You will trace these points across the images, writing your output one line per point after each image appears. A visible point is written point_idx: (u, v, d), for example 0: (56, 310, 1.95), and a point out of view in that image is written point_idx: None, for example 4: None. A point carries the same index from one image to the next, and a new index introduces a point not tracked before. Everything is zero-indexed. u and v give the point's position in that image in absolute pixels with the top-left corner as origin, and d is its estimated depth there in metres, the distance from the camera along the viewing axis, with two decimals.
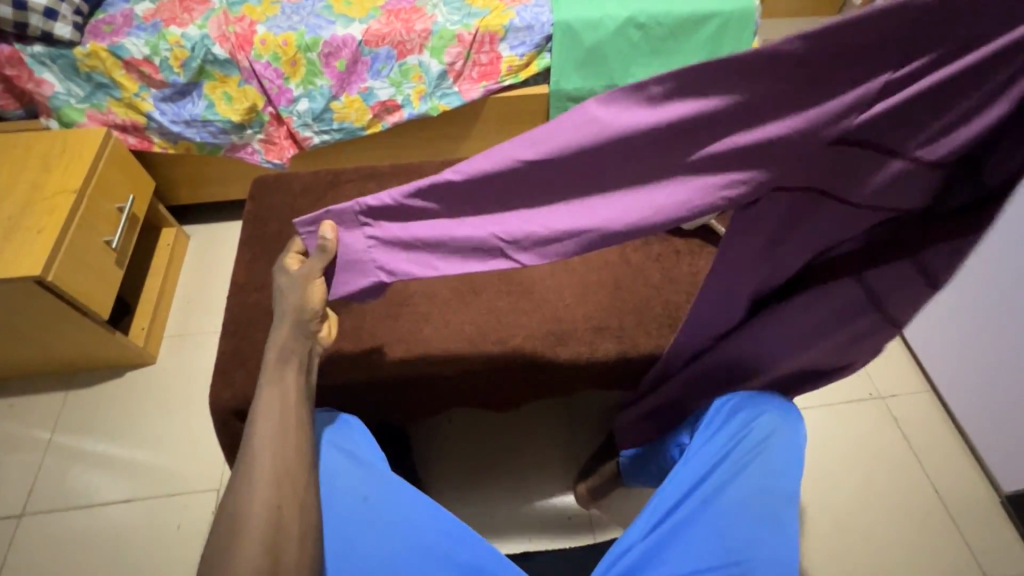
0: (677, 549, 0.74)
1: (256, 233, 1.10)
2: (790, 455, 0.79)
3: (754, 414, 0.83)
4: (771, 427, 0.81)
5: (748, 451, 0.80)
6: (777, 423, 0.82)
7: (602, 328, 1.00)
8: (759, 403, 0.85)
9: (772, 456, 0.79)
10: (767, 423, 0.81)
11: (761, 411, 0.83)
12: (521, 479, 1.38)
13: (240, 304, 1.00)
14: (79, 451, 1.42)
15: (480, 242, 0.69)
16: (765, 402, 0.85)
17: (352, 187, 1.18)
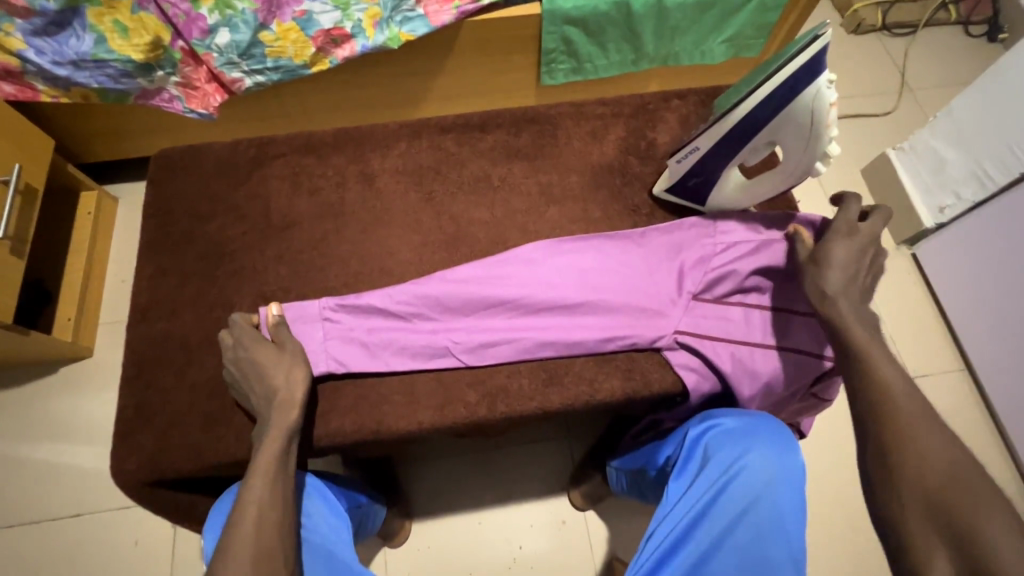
0: None
1: (161, 235, 0.85)
2: (786, 503, 0.69)
3: (740, 458, 0.72)
4: (759, 469, 0.71)
5: (737, 503, 0.70)
6: (767, 467, 0.71)
7: (606, 359, 0.79)
8: (742, 438, 0.73)
9: (765, 505, 0.69)
10: (755, 471, 0.70)
11: (748, 449, 0.72)
12: (507, 480, 1.28)
13: (145, 338, 0.78)
14: (15, 461, 1.27)
15: (434, 345, 0.77)
16: (754, 434, 0.73)
17: (285, 165, 0.91)
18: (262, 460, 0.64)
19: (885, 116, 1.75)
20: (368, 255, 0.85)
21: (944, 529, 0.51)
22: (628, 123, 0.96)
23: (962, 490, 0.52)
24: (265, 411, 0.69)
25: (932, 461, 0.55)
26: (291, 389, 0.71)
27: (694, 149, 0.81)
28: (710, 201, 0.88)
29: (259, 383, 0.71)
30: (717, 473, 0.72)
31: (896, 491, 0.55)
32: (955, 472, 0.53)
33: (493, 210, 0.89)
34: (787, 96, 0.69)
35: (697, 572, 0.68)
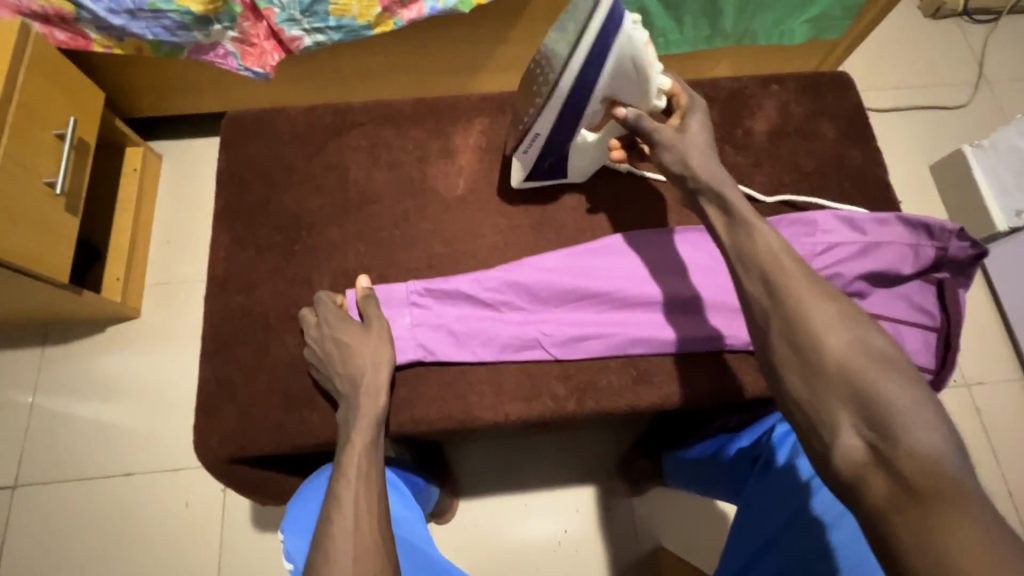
0: None
1: (235, 203, 0.82)
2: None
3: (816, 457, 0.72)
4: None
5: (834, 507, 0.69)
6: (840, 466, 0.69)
7: (700, 360, 0.76)
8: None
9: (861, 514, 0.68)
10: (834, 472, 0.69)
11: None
12: (554, 465, 1.28)
13: (222, 311, 0.76)
14: (65, 417, 1.28)
15: (524, 335, 0.74)
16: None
17: (363, 134, 0.86)
18: (354, 446, 0.64)
19: (957, 109, 1.67)
20: (452, 237, 0.81)
21: (850, 397, 0.47)
22: (722, 108, 0.91)
23: (861, 356, 0.48)
24: (351, 394, 0.68)
25: (829, 328, 0.50)
26: (376, 371, 0.69)
27: (536, 136, 0.71)
28: (571, 169, 0.80)
29: (345, 364, 0.69)
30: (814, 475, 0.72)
31: (796, 359, 0.50)
32: (856, 338, 0.49)
33: (582, 194, 0.84)
34: (605, 45, 0.61)
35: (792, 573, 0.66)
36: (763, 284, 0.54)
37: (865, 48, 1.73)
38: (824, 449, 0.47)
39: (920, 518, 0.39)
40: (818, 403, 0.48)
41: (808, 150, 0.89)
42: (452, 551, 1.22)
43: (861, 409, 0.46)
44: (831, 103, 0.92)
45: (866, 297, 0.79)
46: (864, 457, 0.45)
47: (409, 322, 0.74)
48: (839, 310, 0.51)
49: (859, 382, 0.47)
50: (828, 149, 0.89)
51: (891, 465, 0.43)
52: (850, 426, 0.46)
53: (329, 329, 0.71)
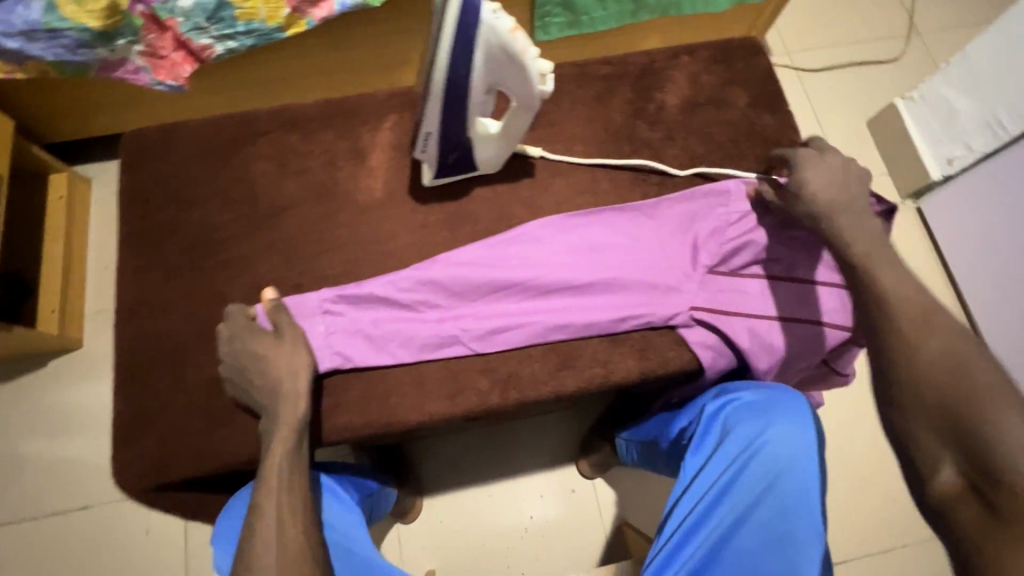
0: None
1: (140, 226, 0.79)
2: (808, 479, 0.69)
3: (759, 425, 0.72)
4: (783, 443, 0.70)
5: (761, 479, 0.69)
6: (780, 429, 0.71)
7: (621, 340, 0.77)
8: (764, 413, 0.72)
9: (787, 482, 0.69)
10: (777, 434, 0.70)
11: (769, 424, 0.71)
12: (517, 453, 1.28)
13: (134, 338, 0.74)
14: (13, 457, 1.25)
15: (442, 332, 0.74)
16: (774, 409, 0.72)
17: (268, 142, 0.84)
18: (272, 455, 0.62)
19: (891, 63, 1.68)
20: (365, 240, 0.80)
21: (957, 440, 0.52)
22: (634, 84, 0.90)
23: (967, 391, 0.53)
24: (270, 405, 0.66)
25: (933, 359, 0.57)
26: (291, 380, 0.67)
27: (428, 134, 0.70)
28: (480, 161, 0.79)
29: (257, 375, 0.67)
30: (740, 449, 0.71)
31: (923, 409, 0.55)
32: (954, 371, 0.55)
33: (496, 183, 0.83)
34: (467, 44, 0.58)
35: (720, 549, 0.68)
36: (876, 307, 0.63)
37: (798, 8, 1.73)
38: (922, 480, 0.53)
39: (1005, 549, 0.45)
40: (930, 443, 0.54)
41: (721, 120, 0.89)
42: (421, 548, 1.22)
43: (962, 447, 0.52)
44: (742, 70, 0.92)
45: (780, 263, 0.79)
46: (962, 491, 0.51)
47: (326, 332, 0.73)
48: (942, 347, 0.57)
49: (960, 414, 0.53)
50: (741, 117, 0.89)
51: (989, 496, 0.49)
52: (952, 465, 0.52)
53: (240, 343, 0.68)
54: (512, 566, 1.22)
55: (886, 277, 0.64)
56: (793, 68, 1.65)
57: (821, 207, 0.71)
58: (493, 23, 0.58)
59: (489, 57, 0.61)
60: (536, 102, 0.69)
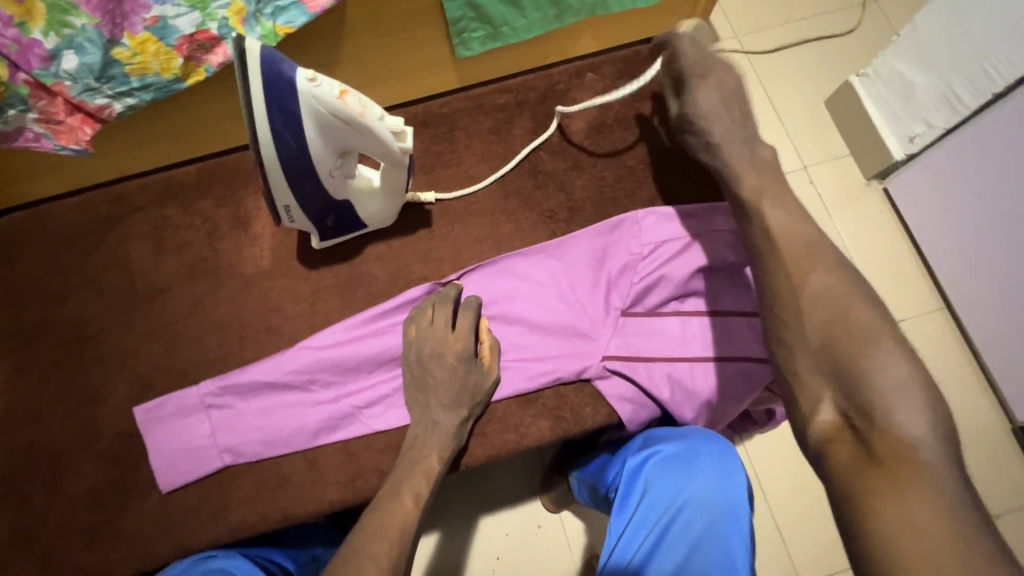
0: None
1: (10, 324, 0.74)
2: (732, 542, 0.63)
3: (678, 482, 0.66)
4: (701, 504, 0.65)
5: (683, 546, 0.64)
6: (700, 484, 0.66)
7: (533, 399, 0.70)
8: (682, 470, 0.67)
9: (709, 547, 0.63)
10: (697, 491, 0.65)
11: (687, 483, 0.66)
12: (476, 494, 1.23)
13: (7, 449, 0.69)
14: None
15: (335, 412, 0.68)
16: (692, 464, 0.67)
17: (145, 219, 0.78)
18: (417, 471, 0.63)
19: (846, 36, 1.58)
20: (253, 315, 0.75)
21: (836, 371, 0.53)
22: (535, 111, 0.83)
23: (846, 325, 0.55)
24: (416, 434, 0.66)
25: (816, 289, 0.57)
26: (469, 408, 0.67)
27: (288, 207, 0.63)
28: (366, 218, 0.73)
29: (438, 404, 0.66)
30: (659, 512, 0.66)
31: (810, 342, 0.55)
32: (839, 311, 0.56)
33: (389, 238, 0.77)
34: (291, 116, 0.52)
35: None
36: (765, 239, 0.62)
37: None
38: (804, 421, 0.53)
39: (882, 488, 0.45)
40: (810, 382, 0.54)
41: (631, 141, 0.82)
42: None
43: (842, 385, 0.52)
44: (651, 82, 0.85)
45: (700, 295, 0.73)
46: (839, 431, 0.51)
47: (211, 425, 0.68)
48: (836, 285, 0.57)
49: (841, 354, 0.53)
50: (653, 134, 0.82)
51: (865, 436, 0.49)
52: (832, 402, 0.52)
53: (433, 353, 0.66)
54: None
55: (771, 209, 0.63)
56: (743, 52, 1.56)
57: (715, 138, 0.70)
58: (316, 92, 0.51)
59: (323, 124, 0.54)
60: (402, 158, 0.62)
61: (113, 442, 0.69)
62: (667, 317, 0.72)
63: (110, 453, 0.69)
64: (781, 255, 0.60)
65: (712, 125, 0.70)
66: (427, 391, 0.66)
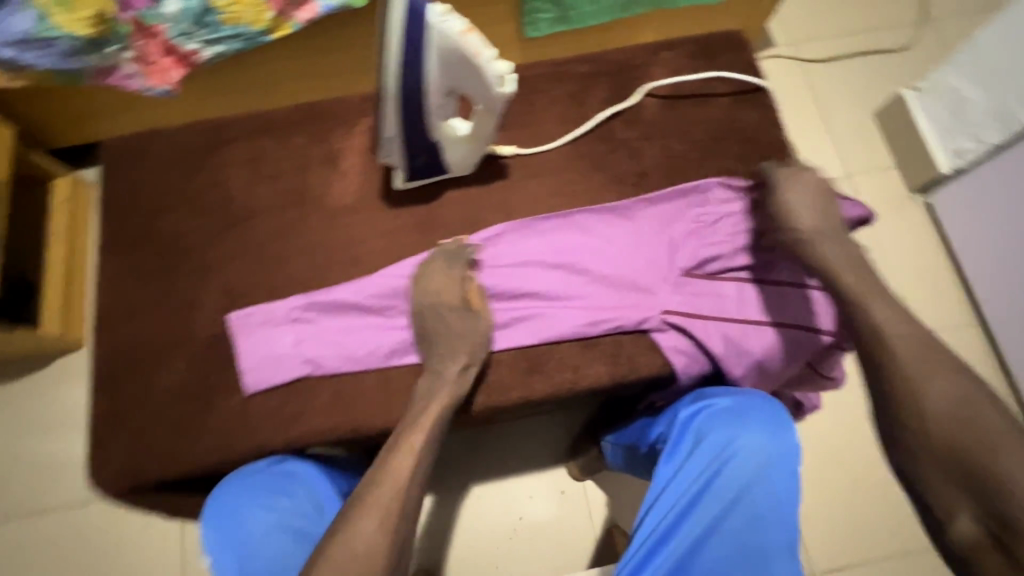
0: None
1: (117, 232, 0.81)
2: (775, 489, 0.69)
3: (730, 433, 0.71)
4: (752, 454, 0.70)
5: (730, 488, 0.69)
6: (751, 435, 0.70)
7: (591, 344, 0.75)
8: (734, 422, 0.71)
9: (757, 491, 0.69)
10: (748, 441, 0.70)
11: (739, 434, 0.71)
12: (505, 455, 1.28)
13: (110, 341, 0.76)
14: (19, 452, 1.29)
15: (412, 338, 0.74)
16: (744, 417, 0.71)
17: (241, 148, 0.84)
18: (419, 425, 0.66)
19: (901, 51, 1.60)
20: (336, 243, 0.80)
21: (969, 487, 0.57)
22: (612, 82, 0.88)
23: (962, 424, 0.59)
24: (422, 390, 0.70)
25: (936, 394, 0.61)
26: (471, 357, 0.71)
27: (390, 138, 0.70)
28: (451, 164, 0.79)
29: (452, 359, 0.70)
30: (709, 459, 0.70)
31: (941, 458, 0.59)
32: (963, 409, 0.60)
33: (467, 185, 0.82)
34: (418, 48, 0.58)
35: (688, 559, 0.68)
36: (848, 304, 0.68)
37: None
38: (943, 527, 0.58)
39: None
40: (940, 492, 0.59)
41: (700, 117, 0.86)
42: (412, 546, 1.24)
43: (979, 499, 0.56)
44: (723, 64, 0.89)
45: (756, 260, 0.77)
46: (979, 541, 0.56)
47: (295, 337, 0.74)
48: (954, 389, 0.61)
49: (974, 466, 0.57)
50: (721, 113, 0.87)
51: (1010, 547, 0.54)
52: (966, 512, 0.57)
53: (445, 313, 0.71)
54: (501, 567, 1.22)
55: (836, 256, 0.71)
56: (796, 58, 1.59)
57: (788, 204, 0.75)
58: (444, 26, 0.57)
59: (444, 57, 0.60)
60: (500, 105, 0.67)
61: (203, 344, 0.75)
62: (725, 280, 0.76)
63: (200, 353, 0.75)
64: (851, 302, 0.68)
65: (802, 223, 0.73)
66: (436, 347, 0.71)
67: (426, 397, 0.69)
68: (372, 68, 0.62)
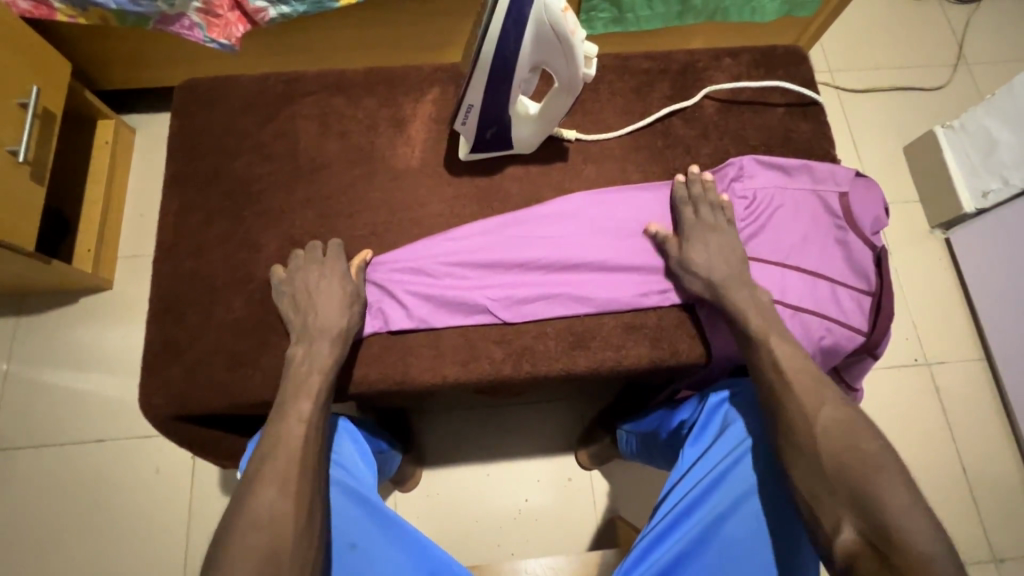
0: (702, 564, 0.68)
1: (186, 170, 0.83)
2: None
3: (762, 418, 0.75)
4: None
5: (759, 469, 0.72)
6: None
7: (636, 326, 0.78)
8: None
9: (783, 475, 0.72)
10: None
11: None
12: (515, 438, 1.31)
13: (171, 274, 0.78)
14: (37, 382, 1.30)
15: (468, 299, 0.77)
16: None
17: (313, 103, 0.87)
18: (304, 371, 0.67)
19: (936, 91, 1.65)
20: (398, 205, 0.83)
21: (856, 501, 0.58)
22: (674, 80, 0.91)
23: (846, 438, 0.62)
24: (306, 336, 0.70)
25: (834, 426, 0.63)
26: (348, 320, 0.72)
27: (470, 107, 0.73)
28: (517, 140, 0.81)
29: (315, 317, 0.71)
30: (737, 443, 0.74)
31: (829, 480, 0.60)
32: (852, 445, 0.61)
33: (529, 163, 0.85)
34: (518, 20, 0.62)
35: (712, 532, 0.70)
36: (773, 368, 0.68)
37: (847, 27, 1.70)
38: (829, 539, 0.59)
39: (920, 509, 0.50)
40: (830, 508, 0.60)
41: (757, 124, 0.90)
42: (417, 518, 1.25)
43: (859, 510, 0.57)
44: (783, 77, 0.93)
45: (807, 252, 0.81)
46: (861, 552, 0.56)
47: None
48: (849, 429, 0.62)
49: (864, 491, 0.58)
50: (777, 122, 0.90)
51: (886, 557, 0.54)
52: (849, 524, 0.58)
53: (319, 279, 0.73)
54: (503, 546, 1.24)
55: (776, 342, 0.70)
56: (833, 86, 1.64)
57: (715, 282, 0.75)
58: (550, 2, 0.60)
59: (539, 32, 0.63)
60: (578, 88, 0.70)
61: (263, 286, 0.78)
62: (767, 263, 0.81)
63: (259, 294, 0.77)
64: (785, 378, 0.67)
65: (714, 271, 0.75)
66: (305, 309, 0.72)
67: (315, 346, 0.69)
68: (471, 37, 0.66)
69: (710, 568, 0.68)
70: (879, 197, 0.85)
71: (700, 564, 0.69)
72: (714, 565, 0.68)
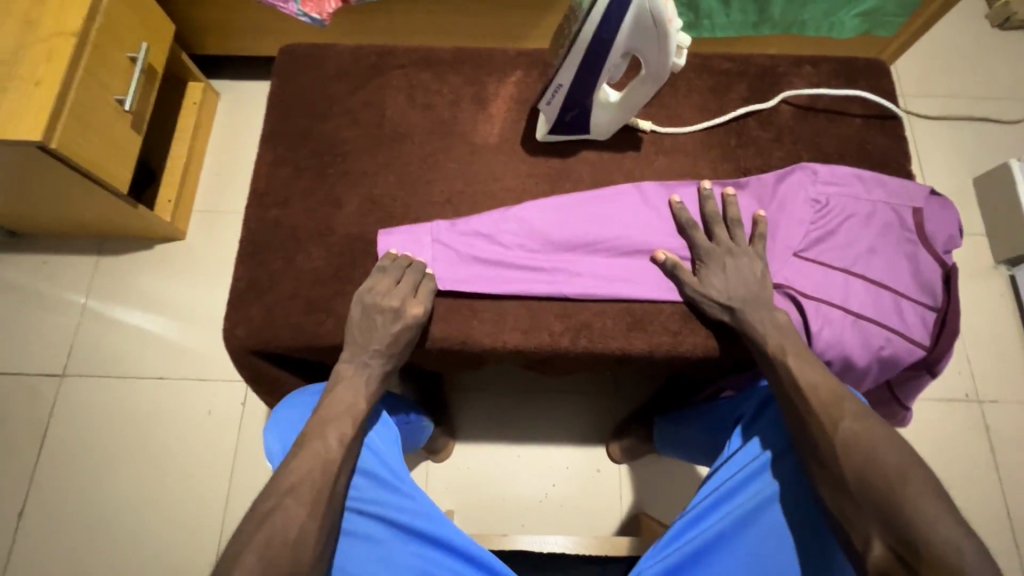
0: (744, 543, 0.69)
1: (283, 127, 0.89)
2: None
3: None
4: None
5: None
6: None
7: (694, 316, 0.80)
8: None
9: None
10: None
11: None
12: (547, 423, 1.33)
13: (260, 220, 0.84)
14: (110, 318, 1.40)
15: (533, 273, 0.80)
16: None
17: (402, 76, 0.92)
18: (338, 396, 0.70)
19: (1012, 125, 1.59)
20: (473, 178, 0.87)
21: (879, 513, 0.58)
22: (752, 83, 0.92)
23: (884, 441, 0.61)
24: (359, 361, 0.72)
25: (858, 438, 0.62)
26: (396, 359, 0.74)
27: (558, 87, 0.76)
28: (594, 126, 0.84)
29: (373, 346, 0.73)
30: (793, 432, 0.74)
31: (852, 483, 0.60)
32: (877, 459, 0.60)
33: (602, 150, 0.88)
34: (622, 5, 0.65)
35: (757, 514, 0.70)
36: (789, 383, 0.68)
37: (924, 53, 1.67)
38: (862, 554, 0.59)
39: None
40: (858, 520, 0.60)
41: (831, 132, 0.90)
42: (444, 489, 1.29)
43: (882, 524, 0.57)
44: (861, 89, 0.93)
45: (873, 262, 0.81)
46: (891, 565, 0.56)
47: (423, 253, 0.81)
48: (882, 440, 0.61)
49: (883, 492, 0.58)
50: (852, 132, 0.90)
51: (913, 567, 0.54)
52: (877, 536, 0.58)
53: (383, 309, 0.74)
54: (526, 526, 1.26)
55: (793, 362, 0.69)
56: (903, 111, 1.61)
57: (733, 302, 0.76)
58: None
59: (638, 17, 0.66)
60: (664, 78, 0.73)
61: (342, 239, 0.83)
62: (833, 270, 0.81)
63: (338, 248, 0.82)
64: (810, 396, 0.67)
65: (733, 292, 0.76)
66: (363, 334, 0.74)
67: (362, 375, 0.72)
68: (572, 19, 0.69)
69: (751, 549, 0.69)
70: (953, 216, 0.85)
71: (740, 545, 0.69)
72: (755, 549, 0.69)
